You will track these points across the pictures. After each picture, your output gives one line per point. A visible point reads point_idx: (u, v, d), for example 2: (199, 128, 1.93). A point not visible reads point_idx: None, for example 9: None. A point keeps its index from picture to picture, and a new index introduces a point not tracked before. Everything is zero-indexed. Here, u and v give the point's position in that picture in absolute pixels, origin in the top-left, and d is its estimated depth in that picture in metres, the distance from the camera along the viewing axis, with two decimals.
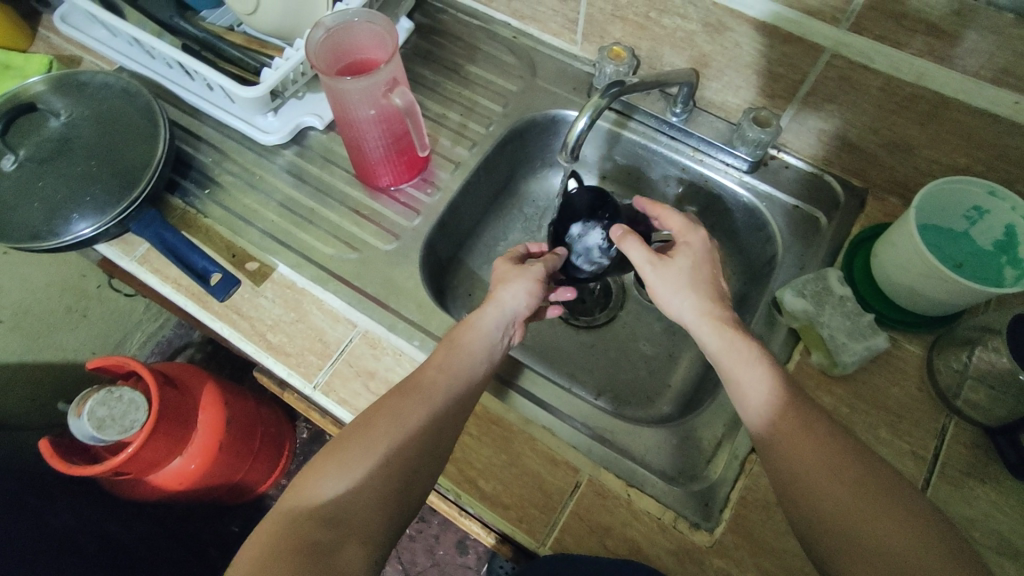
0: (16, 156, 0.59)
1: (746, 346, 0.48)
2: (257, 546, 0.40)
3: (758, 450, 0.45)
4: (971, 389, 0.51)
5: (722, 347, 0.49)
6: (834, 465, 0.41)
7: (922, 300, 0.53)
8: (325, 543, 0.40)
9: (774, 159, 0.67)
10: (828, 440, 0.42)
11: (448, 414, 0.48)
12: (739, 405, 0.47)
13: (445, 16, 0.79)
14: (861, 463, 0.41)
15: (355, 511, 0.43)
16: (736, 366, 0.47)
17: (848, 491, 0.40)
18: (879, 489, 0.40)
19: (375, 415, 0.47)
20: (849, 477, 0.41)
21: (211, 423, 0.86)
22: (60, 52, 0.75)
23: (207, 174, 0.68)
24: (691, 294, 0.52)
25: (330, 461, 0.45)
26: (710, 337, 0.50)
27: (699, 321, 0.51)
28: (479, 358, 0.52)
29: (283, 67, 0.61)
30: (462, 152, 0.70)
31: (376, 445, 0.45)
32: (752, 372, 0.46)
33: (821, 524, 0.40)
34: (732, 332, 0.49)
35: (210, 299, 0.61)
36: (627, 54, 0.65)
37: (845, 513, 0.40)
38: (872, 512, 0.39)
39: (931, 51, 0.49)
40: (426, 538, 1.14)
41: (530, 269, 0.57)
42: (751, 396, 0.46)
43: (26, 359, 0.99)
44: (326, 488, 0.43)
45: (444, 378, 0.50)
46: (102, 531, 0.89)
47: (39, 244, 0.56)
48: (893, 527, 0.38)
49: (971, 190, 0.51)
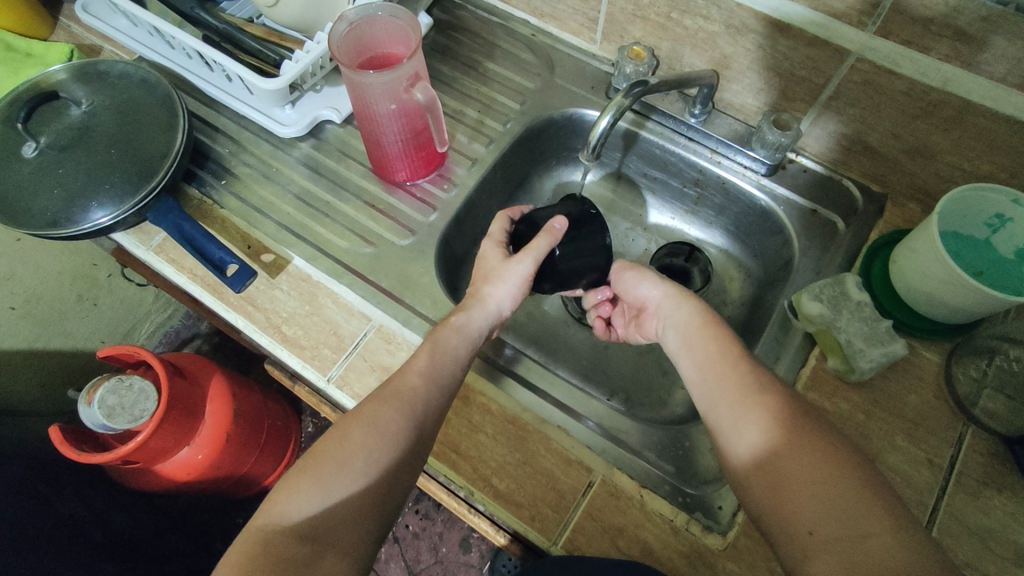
0: (37, 143, 0.59)
1: (705, 321, 0.52)
2: (235, 561, 0.40)
3: (740, 444, 0.45)
4: (988, 398, 0.52)
5: (687, 322, 0.53)
6: (778, 427, 0.44)
7: (942, 308, 0.53)
8: (301, 558, 0.40)
9: (791, 163, 0.67)
10: (777, 412, 0.44)
11: (426, 420, 0.48)
12: (692, 373, 0.50)
13: (463, 12, 0.79)
14: (808, 428, 0.43)
15: (332, 524, 0.43)
16: (696, 336, 0.52)
17: (793, 453, 0.42)
18: (824, 453, 0.42)
19: (352, 422, 0.47)
20: (795, 437, 0.43)
21: (218, 415, 0.86)
22: (80, 41, 0.76)
23: (224, 166, 0.68)
24: (658, 278, 0.57)
25: (304, 476, 0.44)
26: (674, 312, 0.54)
27: (664, 297, 0.56)
28: (460, 359, 0.52)
29: (304, 59, 0.61)
30: (479, 148, 0.70)
31: (355, 454, 0.45)
32: (711, 340, 0.50)
33: (761, 482, 0.43)
34: (697, 309, 0.53)
35: (226, 290, 0.61)
36: (648, 53, 0.65)
37: (784, 471, 0.42)
38: (814, 473, 0.41)
39: (959, 56, 0.48)
40: (430, 535, 1.14)
41: (514, 266, 0.55)
42: (707, 362, 0.50)
43: (36, 346, 0.99)
44: (300, 506, 0.43)
45: (424, 383, 0.49)
46: (108, 521, 0.88)
47: (57, 231, 0.56)
48: (833, 485, 0.40)
49: (994, 198, 0.51)
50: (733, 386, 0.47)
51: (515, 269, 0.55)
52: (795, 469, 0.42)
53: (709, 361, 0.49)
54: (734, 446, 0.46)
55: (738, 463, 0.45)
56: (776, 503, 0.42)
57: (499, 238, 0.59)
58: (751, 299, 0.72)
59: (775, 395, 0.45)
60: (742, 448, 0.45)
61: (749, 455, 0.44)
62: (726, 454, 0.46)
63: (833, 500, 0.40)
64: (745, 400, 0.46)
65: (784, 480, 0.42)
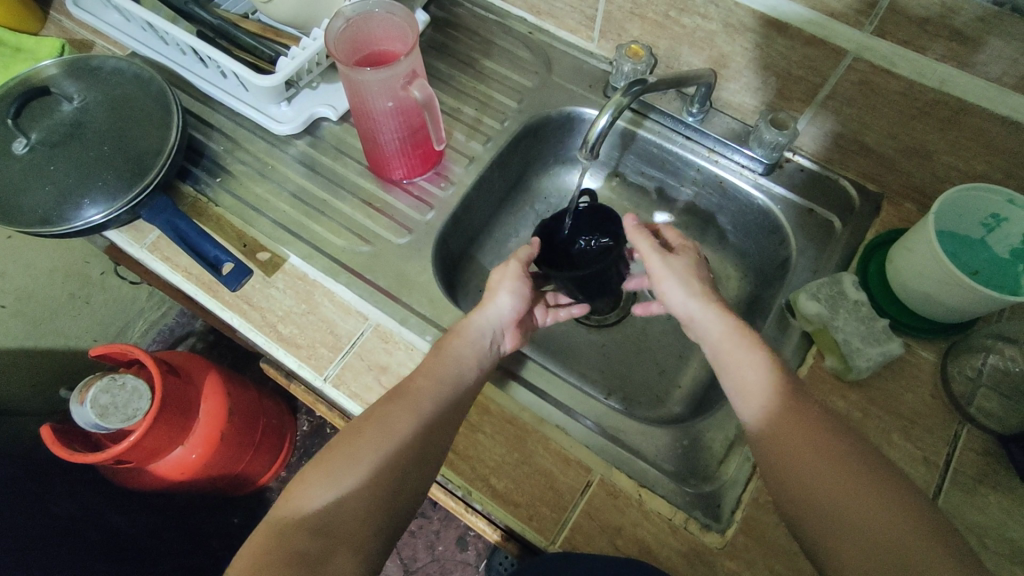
0: (28, 140, 0.58)
1: (744, 332, 0.49)
2: (246, 555, 0.40)
3: (764, 460, 0.44)
4: (984, 397, 0.52)
5: (727, 333, 0.49)
6: (803, 445, 0.42)
7: (938, 308, 0.53)
8: (311, 554, 0.40)
9: (788, 162, 0.67)
10: (795, 421, 0.43)
11: (436, 419, 0.48)
12: (732, 394, 0.48)
13: (460, 9, 0.79)
14: (833, 442, 0.42)
15: (341, 518, 0.42)
16: (738, 347, 0.48)
17: (822, 473, 0.41)
18: (849, 469, 0.41)
19: (364, 422, 0.47)
20: (819, 453, 0.42)
21: (212, 414, 0.85)
22: (72, 36, 0.75)
23: (219, 163, 0.67)
24: (682, 286, 0.53)
25: (315, 470, 0.45)
26: (712, 323, 0.51)
27: (695, 308, 0.52)
28: (468, 362, 0.52)
29: (299, 57, 0.61)
30: (476, 146, 0.70)
31: (366, 450, 0.45)
32: (753, 353, 0.47)
33: (797, 505, 0.42)
34: (734, 318, 0.50)
35: (221, 288, 0.60)
36: (646, 52, 0.65)
37: (814, 487, 0.41)
38: (845, 495, 0.40)
39: (955, 57, 0.48)
40: (426, 534, 1.14)
41: (507, 270, 0.57)
42: (742, 378, 0.47)
43: (27, 345, 0.98)
44: (312, 499, 0.43)
45: (430, 383, 0.49)
46: (102, 521, 0.88)
47: (50, 229, 0.55)
48: (865, 504, 0.39)
49: (989, 198, 0.51)
50: (759, 398, 0.45)
51: (506, 269, 0.57)
52: (820, 483, 0.41)
53: (744, 372, 0.47)
54: (762, 461, 0.44)
55: (769, 480, 0.44)
56: (814, 525, 0.41)
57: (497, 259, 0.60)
58: (748, 298, 0.72)
59: (797, 405, 0.44)
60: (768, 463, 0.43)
61: (776, 470, 0.43)
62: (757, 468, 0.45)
63: (861, 512, 0.39)
64: (769, 412, 0.44)
65: (814, 495, 0.41)
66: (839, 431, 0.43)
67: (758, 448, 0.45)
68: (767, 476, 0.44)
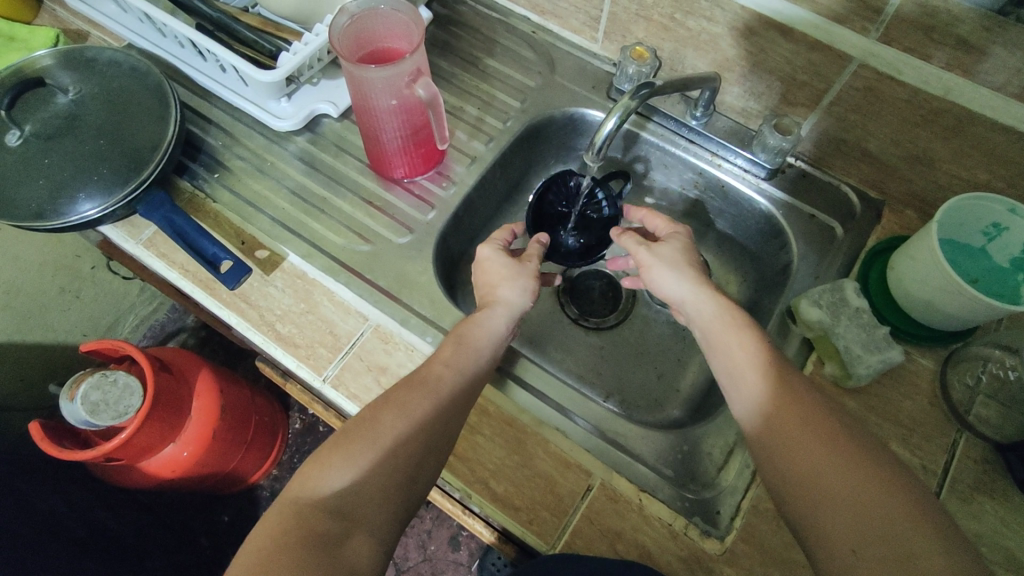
0: (21, 131, 0.57)
1: (732, 315, 0.51)
2: (267, 539, 0.39)
3: (767, 451, 0.44)
4: (982, 405, 0.52)
5: (714, 313, 0.51)
6: (807, 434, 0.42)
7: (938, 315, 0.53)
8: (331, 536, 0.39)
9: (791, 167, 0.67)
10: (802, 412, 0.44)
11: (452, 409, 0.48)
12: (726, 378, 0.49)
13: (463, 7, 0.78)
14: (840, 435, 0.42)
15: (357, 503, 0.41)
16: (727, 329, 0.50)
17: (828, 463, 0.41)
18: (855, 463, 0.40)
19: (383, 406, 0.46)
20: (824, 444, 0.42)
21: (205, 411, 0.84)
22: (66, 26, 0.73)
23: (217, 158, 0.66)
24: (674, 272, 0.54)
25: (336, 451, 0.44)
26: (702, 305, 0.52)
27: (685, 293, 0.53)
28: (484, 356, 0.52)
29: (302, 52, 0.60)
30: (478, 146, 0.70)
31: (384, 433, 0.45)
32: (739, 337, 0.49)
33: (798, 495, 0.41)
34: (722, 300, 0.52)
35: (219, 286, 0.59)
36: (650, 54, 0.64)
37: (819, 476, 0.41)
38: (845, 487, 0.40)
39: (960, 65, 0.48)
40: (418, 534, 1.13)
41: (527, 266, 0.57)
42: (740, 364, 0.48)
43: (14, 338, 0.96)
44: (330, 480, 0.42)
45: (450, 373, 0.49)
46: (90, 518, 0.87)
47: (42, 223, 0.54)
48: (870, 497, 0.39)
49: (992, 207, 0.51)
50: (760, 387, 0.46)
51: (524, 266, 0.57)
52: (827, 473, 0.41)
53: (745, 362, 0.47)
54: (765, 450, 0.44)
55: (770, 471, 0.43)
56: (815, 516, 0.40)
57: (500, 242, 0.59)
58: (747, 302, 0.72)
59: (803, 397, 0.45)
60: (772, 452, 0.44)
61: (779, 459, 0.43)
62: (758, 458, 0.45)
63: (863, 503, 0.39)
64: (776, 401, 0.45)
65: (816, 486, 0.41)
66: (846, 427, 0.43)
67: (761, 438, 0.45)
68: (769, 466, 0.44)
